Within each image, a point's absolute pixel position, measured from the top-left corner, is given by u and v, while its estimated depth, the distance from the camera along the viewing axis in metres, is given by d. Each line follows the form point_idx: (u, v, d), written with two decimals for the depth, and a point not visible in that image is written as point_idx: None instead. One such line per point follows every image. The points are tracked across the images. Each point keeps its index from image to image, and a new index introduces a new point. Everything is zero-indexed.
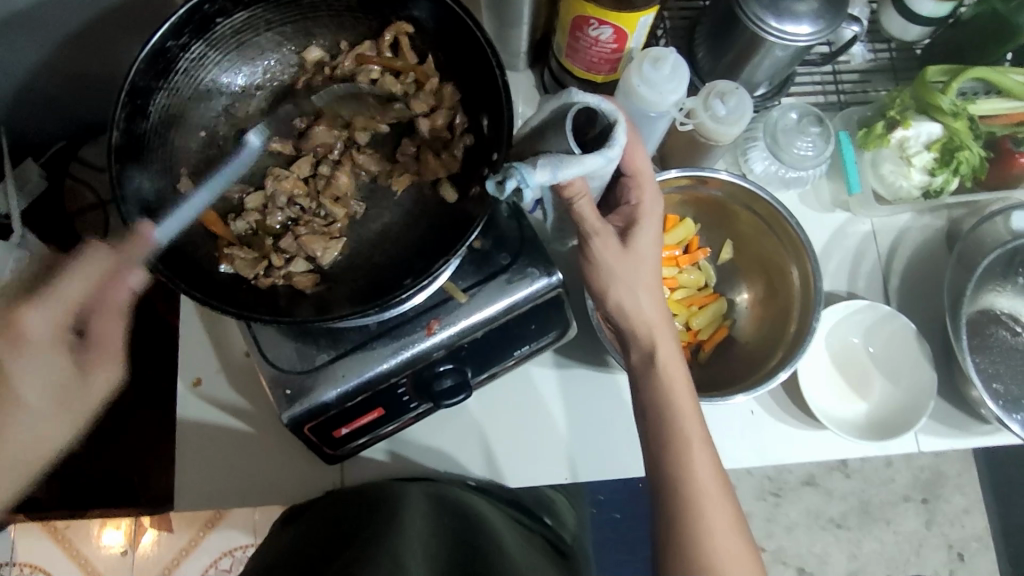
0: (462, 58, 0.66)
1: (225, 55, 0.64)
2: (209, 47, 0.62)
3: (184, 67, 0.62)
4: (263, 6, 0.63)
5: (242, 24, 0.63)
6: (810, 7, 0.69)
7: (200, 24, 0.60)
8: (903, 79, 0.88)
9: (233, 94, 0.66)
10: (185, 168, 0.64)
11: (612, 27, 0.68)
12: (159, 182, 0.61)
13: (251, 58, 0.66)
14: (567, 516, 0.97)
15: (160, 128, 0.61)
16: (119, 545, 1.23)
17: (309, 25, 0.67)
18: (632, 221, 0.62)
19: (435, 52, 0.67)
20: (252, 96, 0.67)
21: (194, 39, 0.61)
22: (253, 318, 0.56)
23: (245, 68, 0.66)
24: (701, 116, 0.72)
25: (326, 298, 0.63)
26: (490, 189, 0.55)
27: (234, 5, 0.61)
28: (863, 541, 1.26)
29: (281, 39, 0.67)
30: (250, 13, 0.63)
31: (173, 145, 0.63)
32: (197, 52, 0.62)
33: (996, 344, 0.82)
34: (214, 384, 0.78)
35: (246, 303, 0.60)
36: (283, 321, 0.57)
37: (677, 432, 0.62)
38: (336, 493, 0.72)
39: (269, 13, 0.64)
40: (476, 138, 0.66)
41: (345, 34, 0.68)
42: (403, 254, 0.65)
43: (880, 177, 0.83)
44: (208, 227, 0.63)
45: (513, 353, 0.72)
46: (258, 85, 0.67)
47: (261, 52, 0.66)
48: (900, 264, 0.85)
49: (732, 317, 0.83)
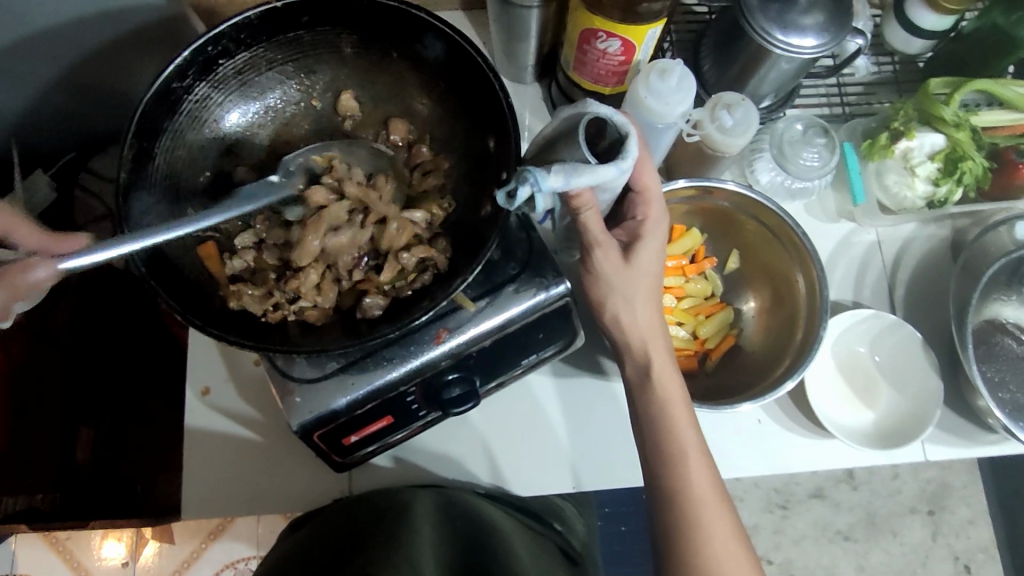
0: (466, 88, 0.66)
1: (228, 94, 0.65)
2: (212, 87, 0.63)
3: (188, 108, 0.63)
4: (264, 46, 0.64)
5: (244, 64, 0.64)
6: (816, 21, 0.69)
7: (203, 65, 0.61)
8: (907, 91, 0.89)
9: (236, 129, 0.67)
10: (192, 205, 0.64)
11: (620, 40, 0.69)
12: (164, 213, 0.62)
13: (254, 95, 0.67)
14: (576, 525, 0.97)
15: (165, 168, 0.62)
16: (119, 557, 1.22)
17: (311, 62, 0.67)
18: (636, 237, 0.62)
19: (438, 80, 0.67)
20: (254, 132, 0.68)
21: (197, 80, 0.62)
22: (270, 351, 0.57)
23: (249, 105, 0.67)
24: (707, 127, 0.72)
25: (335, 326, 0.63)
26: (501, 200, 0.56)
27: (236, 46, 0.62)
28: (871, 553, 1.26)
29: (282, 78, 0.67)
30: (251, 53, 0.63)
31: (180, 182, 0.64)
32: (201, 93, 0.63)
33: (1002, 353, 0.82)
34: (223, 393, 0.78)
35: (257, 333, 0.60)
36: (301, 350, 0.57)
37: (671, 439, 0.62)
38: (344, 500, 0.73)
39: (271, 53, 0.64)
40: (485, 158, 0.66)
41: (347, 69, 0.69)
42: (414, 288, 0.64)
43: (885, 188, 0.84)
44: (206, 262, 0.63)
45: (521, 362, 0.73)
46: (259, 124, 0.68)
47: (264, 91, 0.67)
48: (905, 275, 0.85)
49: (738, 326, 0.84)
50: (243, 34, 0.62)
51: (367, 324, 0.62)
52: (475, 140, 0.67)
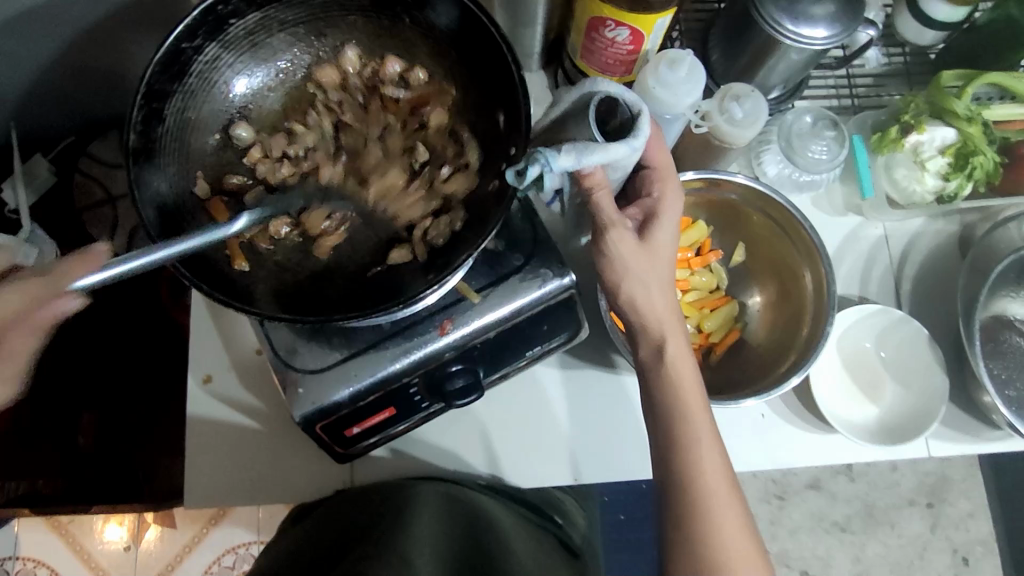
0: (478, 59, 0.65)
1: (238, 56, 0.64)
2: (222, 48, 0.62)
3: (198, 69, 0.62)
4: (274, 6, 0.63)
5: (254, 25, 0.63)
6: (827, 11, 0.68)
7: (213, 25, 0.61)
8: (917, 82, 0.88)
9: (246, 93, 0.66)
10: (201, 170, 0.64)
11: (628, 29, 0.68)
12: (172, 177, 0.61)
13: (264, 58, 0.66)
14: (576, 518, 0.96)
15: (173, 129, 0.61)
16: (121, 540, 1.23)
17: (321, 26, 0.66)
18: (652, 215, 0.62)
19: (449, 49, 0.66)
20: (264, 97, 0.67)
21: (208, 41, 0.61)
22: (272, 318, 0.55)
23: (259, 68, 0.66)
24: (716, 119, 0.71)
25: (342, 295, 0.63)
26: (512, 178, 0.54)
27: (247, 6, 0.61)
28: (868, 545, 1.26)
29: (293, 40, 0.66)
30: (262, 13, 0.63)
31: (188, 146, 0.63)
32: (211, 54, 0.62)
33: (1009, 349, 0.82)
34: (225, 381, 0.78)
35: (264, 300, 0.59)
36: (308, 322, 0.56)
37: (686, 431, 0.61)
38: (347, 492, 0.72)
39: (282, 14, 0.64)
40: (495, 136, 0.65)
41: (358, 34, 0.67)
42: (430, 247, 0.64)
43: (893, 182, 0.82)
44: (215, 219, 0.63)
45: (524, 354, 0.72)
46: (269, 88, 0.67)
47: (275, 53, 0.66)
48: (911, 269, 0.84)
49: (743, 320, 0.83)
50: None
51: (370, 289, 0.63)
52: (483, 115, 0.66)
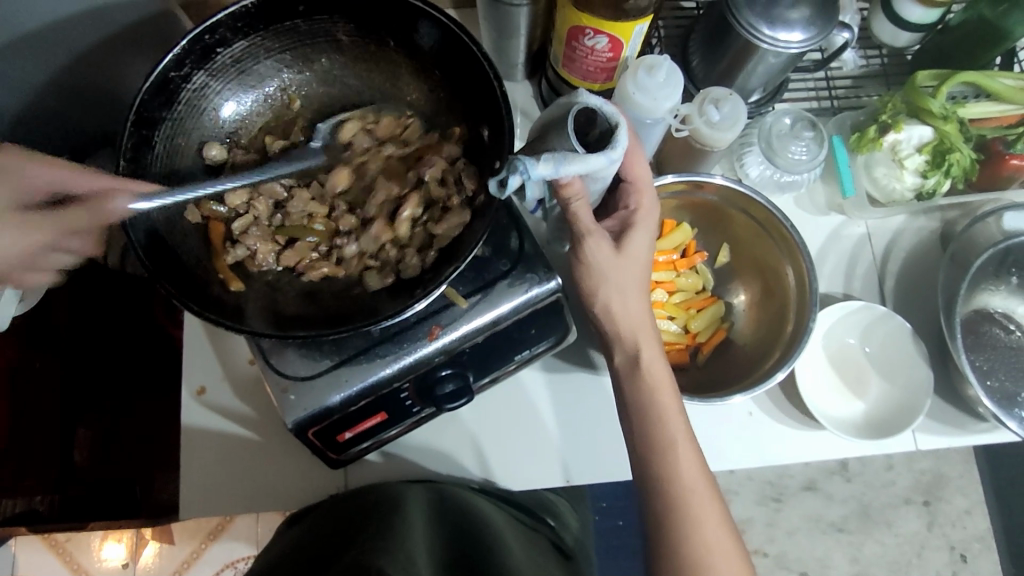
0: (460, 75, 0.66)
1: (226, 84, 0.66)
2: (210, 76, 0.64)
3: (186, 97, 0.64)
4: (261, 35, 0.64)
5: (241, 53, 0.65)
6: (802, 15, 0.70)
7: (200, 54, 0.62)
8: (894, 84, 0.90)
9: (235, 118, 0.69)
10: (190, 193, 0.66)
11: (607, 37, 0.69)
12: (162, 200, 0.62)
13: (250, 85, 0.68)
14: (569, 519, 0.97)
15: (163, 157, 0.63)
16: (120, 558, 1.23)
17: (307, 52, 0.68)
18: (628, 225, 0.63)
19: (432, 70, 0.68)
20: (251, 120, 0.70)
21: (196, 69, 0.62)
22: (260, 333, 0.57)
23: (247, 94, 0.68)
24: (695, 122, 0.72)
25: (330, 312, 0.64)
26: (494, 187, 0.57)
27: (233, 34, 0.63)
28: (865, 544, 1.27)
29: (280, 66, 0.68)
30: (249, 41, 0.64)
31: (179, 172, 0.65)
32: (199, 82, 0.64)
33: (991, 342, 0.83)
34: (219, 392, 0.79)
35: (258, 318, 0.61)
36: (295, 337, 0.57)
37: (661, 429, 0.62)
38: (338, 498, 0.73)
39: (268, 41, 0.66)
40: (481, 149, 0.67)
41: (341, 56, 0.70)
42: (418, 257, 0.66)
43: (874, 180, 0.84)
44: (209, 237, 0.65)
45: (514, 357, 0.73)
46: (258, 111, 0.70)
47: (262, 79, 0.68)
48: (894, 265, 0.86)
49: (729, 320, 0.84)
50: (240, 23, 0.62)
51: (359, 303, 0.64)
52: (470, 130, 0.68)
